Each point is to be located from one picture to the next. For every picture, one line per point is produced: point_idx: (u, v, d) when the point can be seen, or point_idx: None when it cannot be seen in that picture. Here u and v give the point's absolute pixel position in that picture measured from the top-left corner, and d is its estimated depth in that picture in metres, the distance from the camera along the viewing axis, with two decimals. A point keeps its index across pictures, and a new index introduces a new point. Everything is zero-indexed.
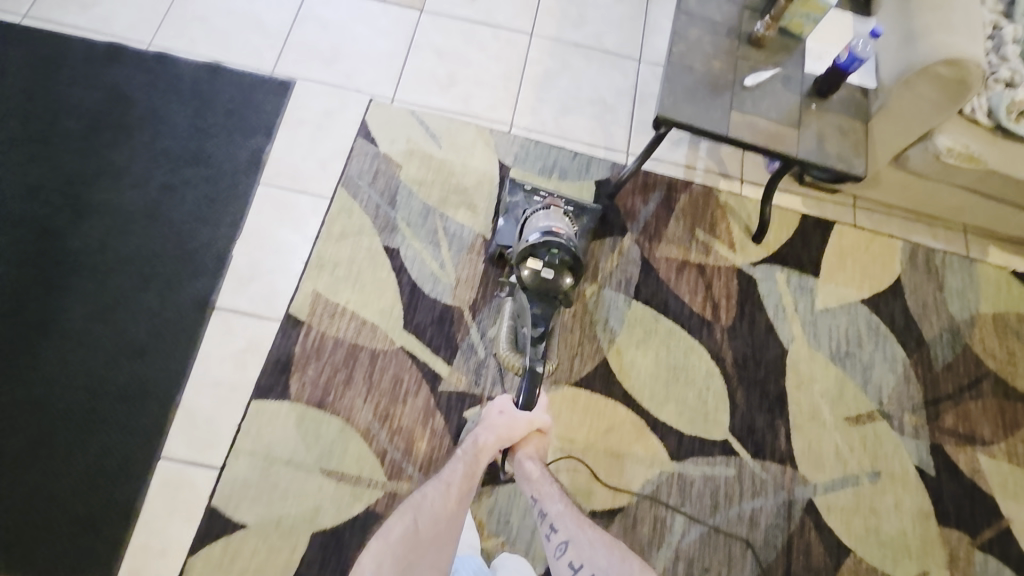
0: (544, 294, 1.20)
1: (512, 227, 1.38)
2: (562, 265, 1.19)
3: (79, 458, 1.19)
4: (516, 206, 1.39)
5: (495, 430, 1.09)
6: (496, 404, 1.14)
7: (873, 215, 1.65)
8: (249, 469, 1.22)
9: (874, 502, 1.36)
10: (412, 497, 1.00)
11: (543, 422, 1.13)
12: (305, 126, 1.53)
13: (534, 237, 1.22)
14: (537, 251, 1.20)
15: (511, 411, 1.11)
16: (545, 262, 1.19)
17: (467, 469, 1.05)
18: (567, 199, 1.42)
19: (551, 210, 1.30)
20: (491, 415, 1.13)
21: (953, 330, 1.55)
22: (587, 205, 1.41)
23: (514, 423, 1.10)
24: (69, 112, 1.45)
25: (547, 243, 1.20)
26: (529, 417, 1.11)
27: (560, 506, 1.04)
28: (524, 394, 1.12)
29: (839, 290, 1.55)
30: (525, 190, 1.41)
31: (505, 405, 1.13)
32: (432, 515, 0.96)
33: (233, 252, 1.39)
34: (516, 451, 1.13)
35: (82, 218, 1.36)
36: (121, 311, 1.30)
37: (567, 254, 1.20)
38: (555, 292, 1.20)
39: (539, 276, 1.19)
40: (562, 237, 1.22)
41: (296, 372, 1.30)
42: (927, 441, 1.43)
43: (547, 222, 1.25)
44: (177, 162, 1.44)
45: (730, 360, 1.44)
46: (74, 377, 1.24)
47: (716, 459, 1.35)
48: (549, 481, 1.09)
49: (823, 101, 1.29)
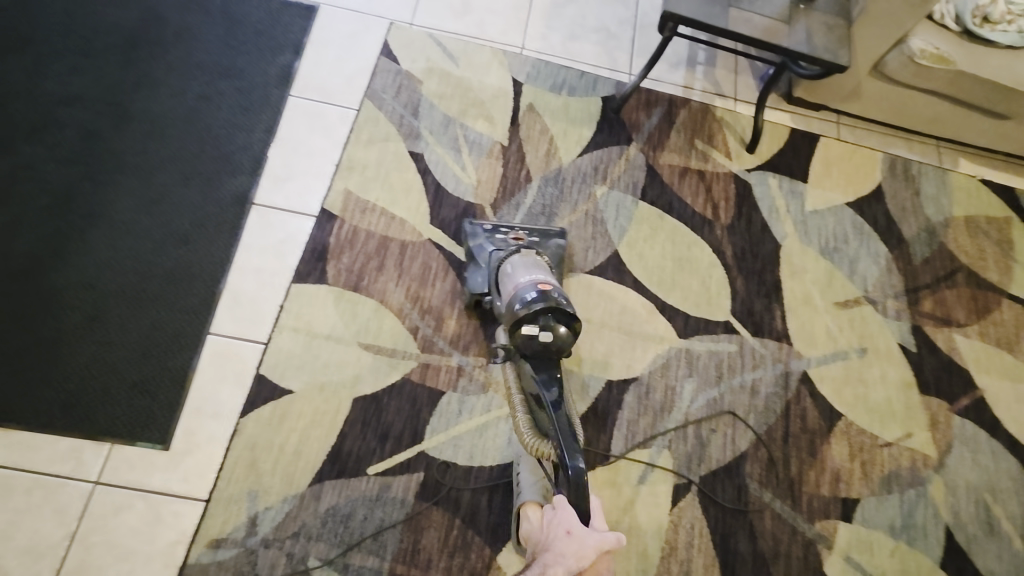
0: (545, 354, 1.13)
1: (484, 272, 1.35)
2: (560, 327, 1.12)
3: (133, 331, 1.28)
4: (480, 249, 1.38)
5: (562, 561, 0.90)
6: (561, 519, 0.93)
7: (855, 131, 1.79)
8: (292, 342, 1.32)
9: (862, 373, 1.50)
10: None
11: (613, 543, 0.93)
12: (330, 46, 1.63)
13: (527, 299, 1.14)
14: (534, 317, 1.12)
15: (579, 537, 0.91)
16: (542, 327, 1.12)
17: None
18: (528, 228, 1.43)
19: (530, 262, 1.26)
20: (555, 540, 0.93)
21: (930, 230, 1.69)
22: (550, 232, 1.43)
23: (583, 550, 0.91)
24: (108, 30, 1.54)
25: (543, 304, 1.13)
26: (596, 541, 0.91)
27: None
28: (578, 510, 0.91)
29: (825, 194, 1.69)
30: (486, 229, 1.40)
31: (572, 525, 0.92)
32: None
33: (268, 154, 1.48)
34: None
35: (126, 123, 1.45)
36: (167, 204, 1.39)
37: (561, 312, 1.13)
38: (556, 352, 1.14)
39: (536, 342, 1.12)
40: (553, 294, 1.15)
41: (333, 259, 1.40)
42: (908, 323, 1.57)
43: (534, 280, 1.19)
44: (212, 75, 1.53)
45: (730, 253, 1.57)
46: (125, 262, 1.33)
47: (720, 337, 1.47)
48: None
49: (810, 3, 1.42)
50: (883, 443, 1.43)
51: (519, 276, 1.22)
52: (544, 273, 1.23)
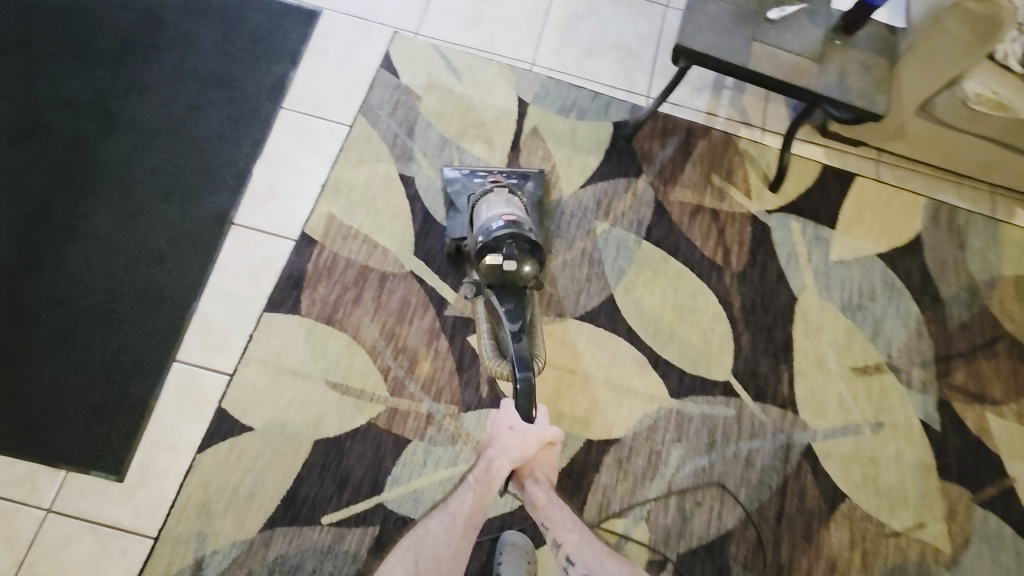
0: (510, 288, 1.13)
1: (463, 216, 1.35)
2: (522, 254, 1.12)
3: (98, 353, 1.25)
4: (458, 194, 1.38)
5: (508, 452, 1.16)
6: (504, 419, 1.20)
7: (897, 172, 1.61)
8: (258, 376, 1.27)
9: (874, 452, 1.35)
10: (419, 533, 1.06)
11: (552, 436, 1.19)
12: (329, 56, 1.55)
13: (492, 232, 1.16)
14: (496, 246, 1.14)
15: (521, 429, 1.17)
16: (504, 254, 1.11)
17: (478, 499, 1.12)
18: (506, 171, 1.43)
19: (499, 196, 1.26)
20: (499, 436, 1.19)
21: (972, 291, 1.51)
22: (529, 171, 1.43)
23: (525, 440, 1.17)
24: (104, 31, 1.49)
25: (507, 234, 1.14)
26: (537, 433, 1.18)
27: (575, 535, 1.10)
28: (519, 408, 0.99)
29: (855, 243, 1.52)
30: (464, 172, 1.40)
31: (514, 421, 1.19)
32: (435, 557, 1.03)
33: (253, 171, 1.42)
34: (521, 472, 1.19)
35: (112, 131, 1.41)
36: (143, 219, 1.35)
37: (524, 241, 1.15)
38: (520, 283, 1.13)
39: (500, 269, 1.11)
40: (519, 226, 1.16)
41: (308, 288, 1.34)
42: (935, 396, 1.41)
43: (500, 212, 1.20)
44: (204, 83, 1.48)
45: (738, 305, 1.43)
46: (97, 279, 1.30)
47: (716, 399, 1.35)
48: (556, 505, 1.15)
49: (848, 38, 1.25)
50: (889, 533, 1.29)
51: (487, 212, 1.23)
52: (516, 207, 1.24)
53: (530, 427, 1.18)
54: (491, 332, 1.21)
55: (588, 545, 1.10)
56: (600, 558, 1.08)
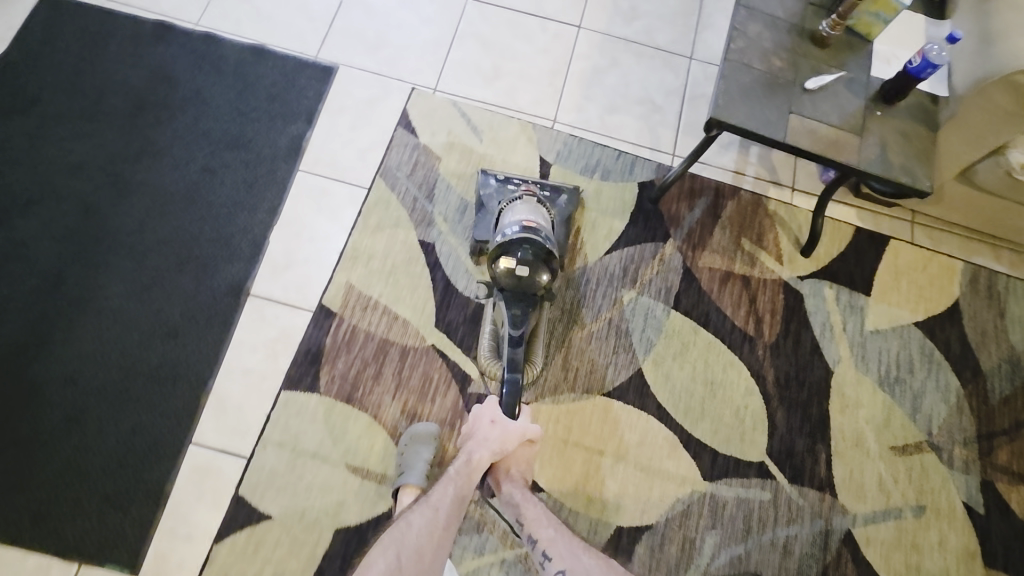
0: (521, 294, 1.18)
1: (488, 219, 1.37)
2: (535, 262, 1.16)
3: (111, 436, 1.20)
4: (490, 198, 1.39)
5: (489, 445, 1.12)
6: (487, 413, 1.16)
7: (931, 233, 1.55)
8: (276, 460, 1.22)
9: (916, 538, 1.30)
10: (398, 527, 1.02)
11: (534, 433, 1.15)
12: (345, 114, 1.49)
13: (509, 233, 1.19)
14: (511, 249, 1.17)
15: (502, 424, 1.14)
16: (518, 260, 1.16)
17: (458, 492, 1.07)
18: (541, 183, 1.43)
19: (524, 202, 1.28)
20: (481, 429, 1.15)
21: (1013, 362, 1.46)
22: (562, 187, 1.43)
23: (507, 435, 1.13)
24: (115, 89, 1.44)
25: (522, 239, 1.17)
26: (520, 428, 1.14)
27: (551, 531, 1.09)
28: (506, 402, 1.15)
29: (891, 311, 1.47)
30: (498, 179, 1.41)
31: (496, 415, 1.15)
32: (417, 548, 0.99)
33: (270, 238, 1.37)
34: (500, 465, 1.17)
35: (125, 197, 1.37)
36: (157, 292, 1.31)
37: (540, 250, 1.17)
38: (530, 290, 1.18)
39: (512, 275, 1.16)
40: (539, 234, 1.19)
41: (327, 364, 1.29)
42: (978, 477, 1.35)
43: (518, 217, 1.21)
44: (219, 145, 1.43)
45: (772, 380, 1.38)
46: (110, 356, 1.25)
47: (751, 482, 1.30)
48: (531, 500, 1.14)
49: (889, 107, 1.16)
50: None
51: (509, 215, 1.25)
52: (540, 214, 1.24)
53: (509, 420, 1.15)
54: (492, 332, 1.29)
55: (564, 541, 1.08)
56: (575, 553, 1.06)
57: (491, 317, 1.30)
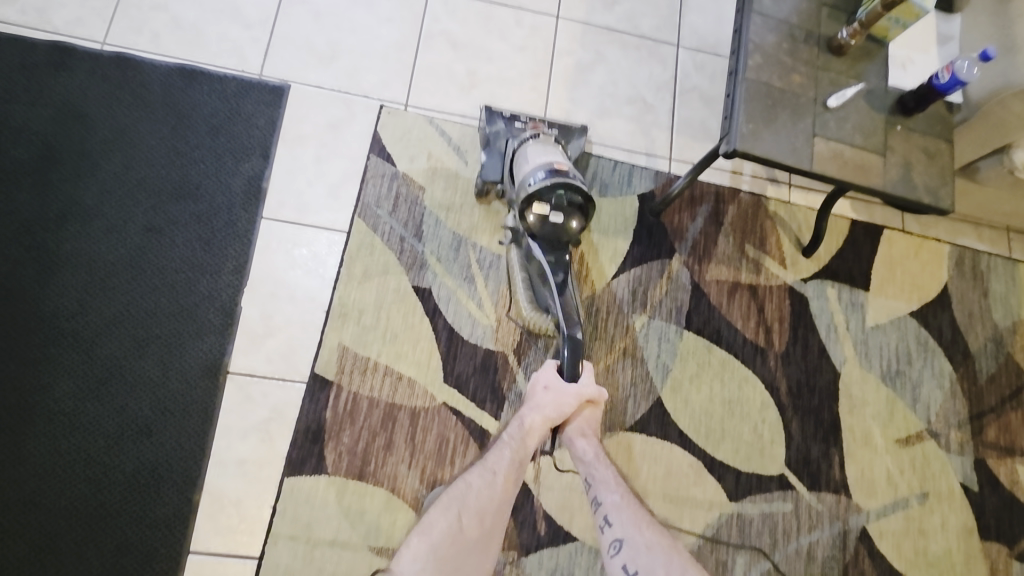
0: (554, 242, 1.13)
1: (497, 160, 1.27)
2: (570, 207, 1.11)
3: (93, 560, 1.06)
4: (497, 136, 1.29)
5: (543, 409, 1.06)
6: (540, 379, 1.10)
7: (919, 219, 1.56)
8: (290, 556, 1.11)
9: (922, 523, 1.37)
10: (459, 488, 0.98)
11: (592, 394, 1.09)
12: (307, 143, 1.30)
13: (537, 179, 1.11)
14: (544, 196, 1.10)
15: (557, 390, 1.07)
16: (552, 206, 1.10)
17: (515, 455, 1.03)
18: (549, 122, 1.34)
19: (541, 142, 1.21)
20: (535, 393, 1.10)
21: (997, 339, 1.52)
22: (572, 127, 1.34)
23: (561, 399, 1.07)
24: (15, 137, 1.19)
25: (554, 185, 1.10)
26: (576, 391, 1.08)
27: (617, 497, 1.03)
28: (567, 366, 1.09)
29: (888, 304, 1.48)
30: (506, 117, 1.30)
31: (550, 381, 1.09)
32: (480, 511, 0.95)
33: (241, 303, 1.20)
34: (566, 426, 1.11)
35: (53, 274, 1.15)
36: (116, 384, 1.13)
37: (574, 194, 1.10)
38: (565, 238, 1.13)
39: (546, 222, 1.11)
40: (568, 176, 1.12)
41: (331, 442, 1.17)
42: (972, 457, 1.43)
43: (546, 160, 1.14)
44: (159, 196, 1.21)
45: (785, 390, 1.38)
46: (74, 468, 1.08)
47: (774, 495, 1.32)
48: (602, 463, 1.08)
49: (909, 120, 1.14)
50: None
51: (532, 157, 1.17)
52: (560, 156, 1.18)
53: (566, 381, 1.09)
54: (525, 277, 1.26)
55: (630, 510, 1.02)
56: (641, 526, 0.99)
57: (521, 261, 1.26)
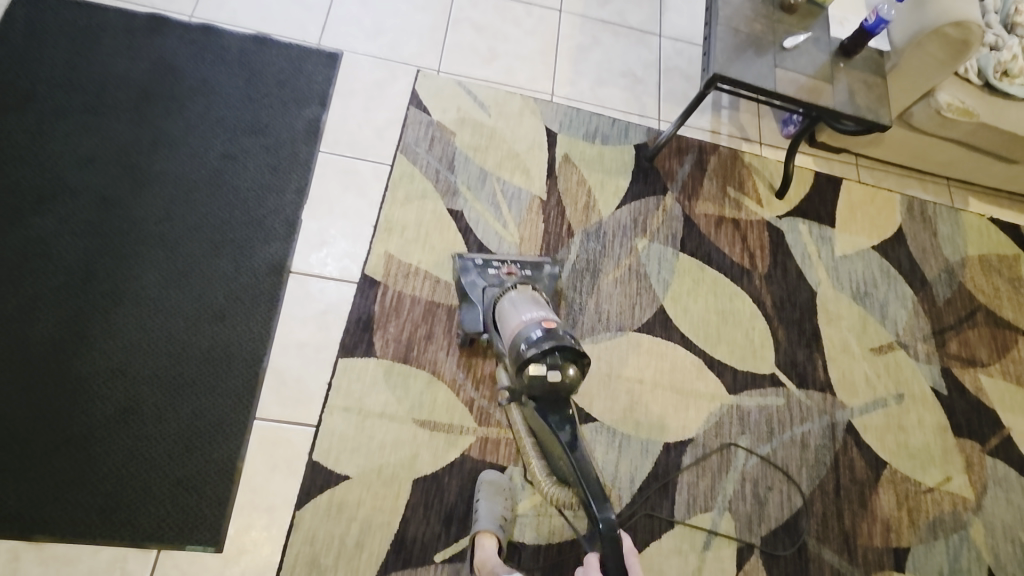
0: (555, 400, 1.11)
1: (478, 311, 1.31)
2: (567, 365, 1.09)
3: (171, 420, 1.19)
4: (473, 287, 1.33)
5: None
6: None
7: (872, 173, 1.84)
8: (344, 423, 1.25)
9: (902, 420, 1.53)
10: None
11: None
12: (356, 97, 1.55)
13: (533, 336, 1.12)
14: (538, 355, 1.09)
15: None
16: (548, 365, 1.08)
17: None
18: (521, 262, 1.40)
19: (526, 296, 1.25)
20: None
21: (949, 270, 1.75)
22: (543, 264, 1.40)
23: None
24: (116, 82, 1.43)
25: (550, 343, 1.09)
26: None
27: None
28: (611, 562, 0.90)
29: (852, 238, 1.72)
30: (477, 263, 1.36)
31: None
32: None
33: (302, 217, 1.41)
34: None
35: (145, 188, 1.35)
36: (195, 278, 1.30)
37: (569, 350, 1.10)
38: (563, 392, 1.11)
39: (545, 381, 1.09)
40: (560, 333, 1.12)
41: (379, 329, 1.34)
42: (938, 365, 1.62)
43: (537, 317, 1.16)
44: (236, 131, 1.44)
45: (770, 303, 1.58)
46: (157, 344, 1.24)
47: (767, 390, 1.48)
48: None
49: (848, 60, 1.41)
50: (926, 489, 1.47)
51: (522, 312, 1.20)
52: (548, 311, 1.20)
53: None
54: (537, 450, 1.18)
55: None
56: None
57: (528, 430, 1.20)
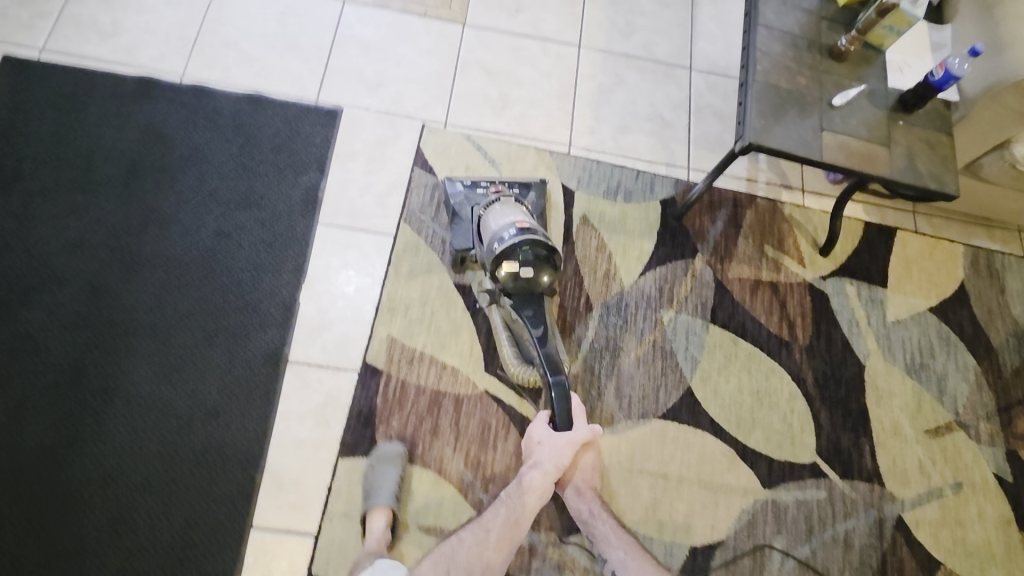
0: (529, 294, 1.18)
1: (466, 227, 1.32)
2: (539, 262, 1.14)
3: (163, 531, 1.13)
4: (461, 206, 1.34)
5: (541, 466, 1.17)
6: (534, 434, 1.21)
7: (931, 221, 1.64)
8: (345, 532, 1.17)
9: (959, 513, 1.38)
10: (451, 543, 1.11)
11: (585, 437, 1.18)
12: (357, 159, 1.44)
13: (506, 238, 1.15)
14: (513, 254, 1.13)
15: (550, 443, 1.18)
16: (519, 263, 1.13)
17: (509, 514, 1.14)
18: (508, 181, 1.41)
19: (504, 203, 1.26)
20: (534, 449, 1.21)
21: (1018, 334, 1.56)
22: (531, 181, 1.42)
23: (557, 451, 1.17)
24: (105, 155, 1.35)
25: (524, 240, 1.13)
26: (567, 438, 1.17)
27: (620, 552, 1.15)
28: (560, 415, 1.14)
29: (907, 300, 1.54)
30: (466, 183, 1.38)
31: (543, 436, 1.20)
32: (467, 564, 1.08)
33: (300, 299, 1.31)
34: (567, 482, 1.21)
35: (135, 273, 1.28)
36: (187, 371, 1.23)
37: (540, 249, 1.14)
38: (536, 288, 1.17)
39: (518, 279, 1.14)
40: (534, 232, 1.15)
41: (382, 425, 1.25)
42: (1004, 448, 1.44)
43: (511, 219, 1.18)
44: (229, 205, 1.35)
45: (811, 381, 1.43)
46: (149, 446, 1.17)
47: (807, 483, 1.34)
48: (601, 518, 1.19)
49: (909, 115, 1.22)
50: None
51: (497, 217, 1.21)
52: (522, 214, 1.22)
53: (560, 431, 1.18)
54: (509, 335, 1.29)
55: (634, 563, 1.15)
56: None
57: (504, 321, 1.28)
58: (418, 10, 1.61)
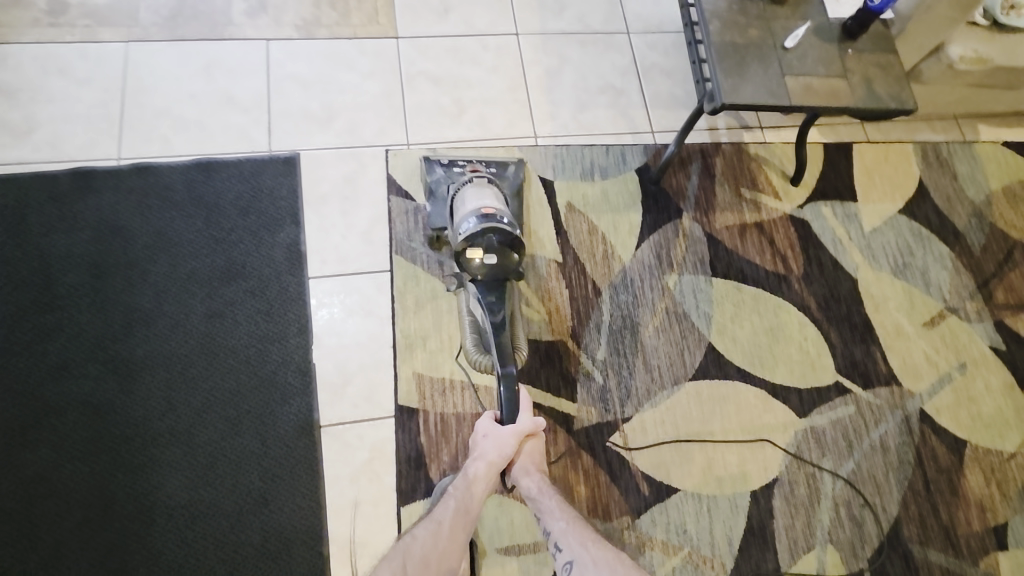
0: (495, 281, 1.20)
1: (442, 208, 1.36)
2: (502, 249, 1.16)
3: None
4: (439, 183, 1.37)
5: (485, 455, 1.13)
6: (479, 428, 1.18)
7: (880, 128, 1.73)
8: None
9: (969, 391, 1.49)
10: (404, 540, 1.01)
11: (529, 427, 1.16)
12: (330, 202, 1.38)
13: (469, 225, 1.18)
14: (475, 241, 1.16)
15: (495, 434, 1.15)
16: (484, 248, 1.16)
17: (460, 503, 1.06)
18: (486, 160, 1.44)
19: (474, 185, 1.28)
20: (477, 443, 1.17)
21: (978, 214, 1.67)
22: (507, 160, 1.45)
23: (501, 441, 1.14)
24: (63, 264, 1.24)
25: (485, 228, 1.16)
26: (511, 429, 1.15)
27: (563, 523, 1.08)
28: (506, 407, 1.16)
29: (878, 208, 1.63)
30: (444, 164, 1.39)
31: (488, 428, 1.16)
32: (423, 558, 0.98)
33: (315, 361, 1.27)
34: (511, 468, 1.16)
35: (134, 381, 1.20)
36: (222, 467, 1.17)
37: (504, 236, 1.17)
38: (506, 275, 1.19)
39: (483, 265, 1.17)
40: (496, 219, 1.18)
41: (434, 463, 1.23)
42: (991, 320, 1.56)
43: (476, 206, 1.20)
44: (211, 284, 1.28)
45: (815, 306, 1.50)
46: (207, 553, 1.12)
47: (836, 403, 1.42)
48: (547, 495, 1.13)
49: (856, 43, 1.27)
50: (1009, 456, 1.45)
51: (465, 203, 1.24)
52: (493, 199, 1.24)
53: (504, 425, 1.17)
54: (471, 321, 1.28)
55: (576, 532, 1.06)
56: (587, 544, 1.04)
57: (467, 307, 1.28)
58: (347, 32, 1.53)
